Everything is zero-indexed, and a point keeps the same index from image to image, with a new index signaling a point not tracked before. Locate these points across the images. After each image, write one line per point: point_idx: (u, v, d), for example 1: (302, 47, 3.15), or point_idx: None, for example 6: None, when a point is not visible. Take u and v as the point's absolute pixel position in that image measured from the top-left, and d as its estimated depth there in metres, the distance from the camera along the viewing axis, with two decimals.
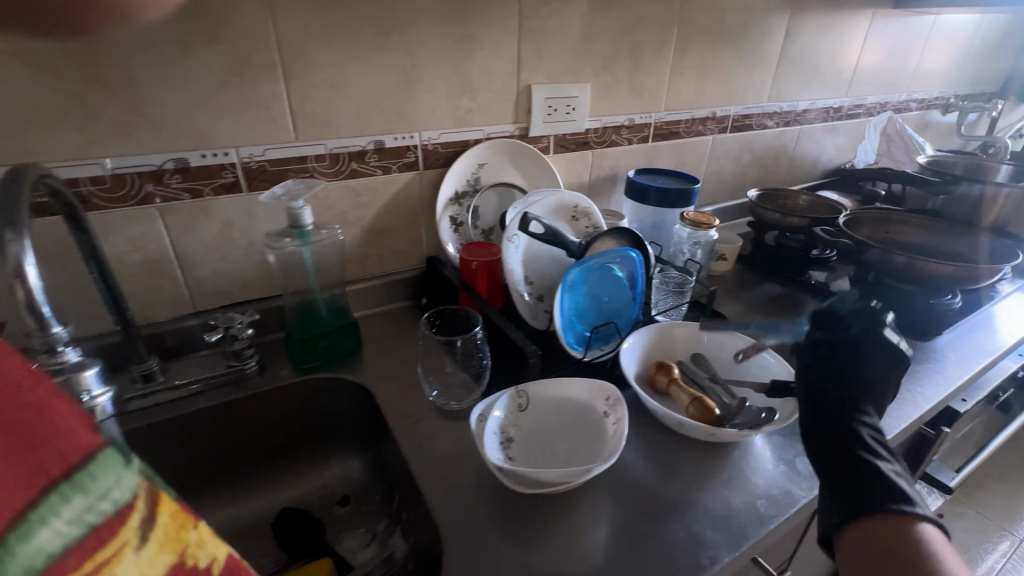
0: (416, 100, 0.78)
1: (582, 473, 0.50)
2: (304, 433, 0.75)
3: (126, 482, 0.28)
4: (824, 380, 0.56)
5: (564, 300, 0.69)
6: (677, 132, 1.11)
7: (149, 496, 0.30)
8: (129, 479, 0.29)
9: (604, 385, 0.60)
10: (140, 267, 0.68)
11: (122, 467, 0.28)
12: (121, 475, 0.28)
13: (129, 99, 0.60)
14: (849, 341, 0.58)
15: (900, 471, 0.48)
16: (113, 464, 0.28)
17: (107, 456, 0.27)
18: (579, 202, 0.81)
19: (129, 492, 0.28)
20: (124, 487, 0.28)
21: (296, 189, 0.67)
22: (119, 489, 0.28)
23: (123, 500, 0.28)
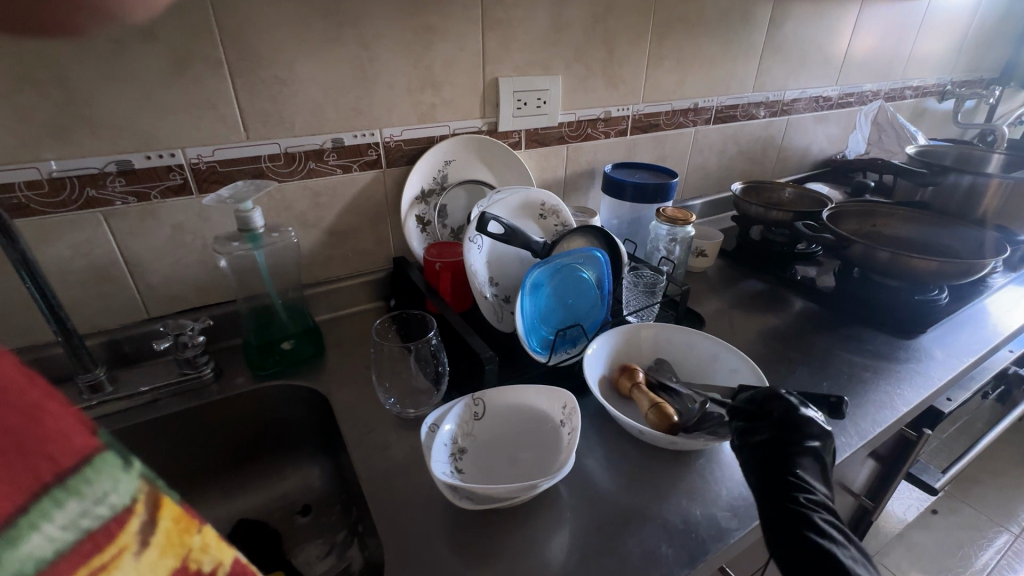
0: (375, 95, 0.75)
1: (529, 487, 0.48)
2: (262, 441, 0.73)
3: (127, 487, 0.20)
4: (759, 465, 0.48)
5: (526, 302, 0.66)
6: (657, 124, 1.08)
7: (157, 497, 0.22)
8: (133, 482, 0.20)
9: (562, 393, 0.58)
10: (86, 273, 0.66)
11: (125, 468, 0.20)
12: (119, 479, 0.20)
13: (63, 99, 0.57)
14: (773, 421, 0.51)
15: (859, 558, 0.40)
16: (113, 467, 0.20)
17: (105, 458, 0.19)
18: (547, 199, 0.78)
19: (131, 496, 0.20)
20: (124, 491, 0.20)
21: (245, 189, 0.64)
22: (117, 495, 0.20)
23: (122, 506, 0.20)
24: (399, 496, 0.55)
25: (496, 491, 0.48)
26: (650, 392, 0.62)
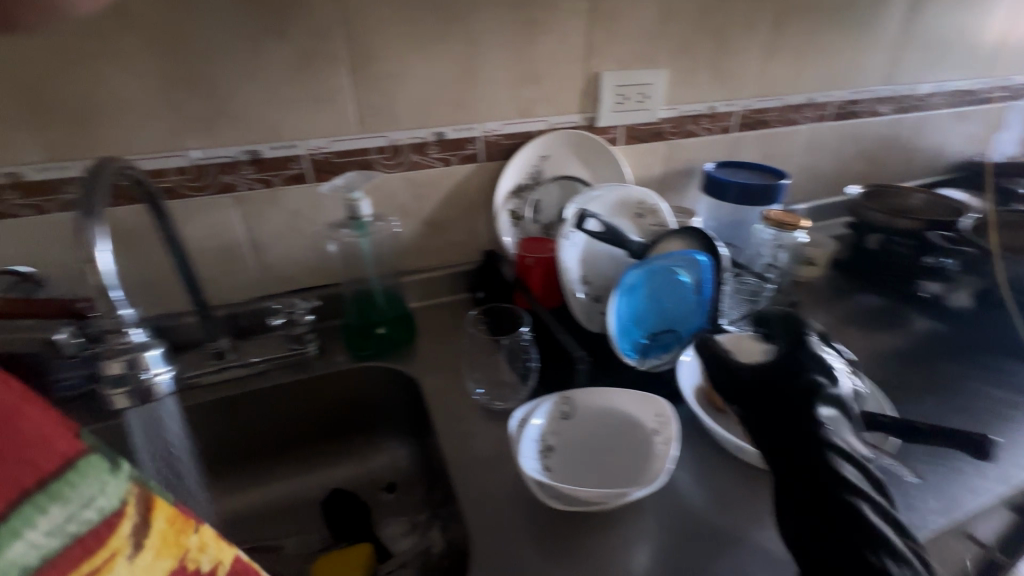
0: (478, 89, 0.76)
1: (620, 494, 0.47)
2: (356, 417, 0.77)
3: (113, 489, 0.27)
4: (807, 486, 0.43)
5: (621, 303, 0.64)
6: (766, 121, 1.00)
7: (150, 500, 0.29)
8: (122, 484, 0.28)
9: (656, 400, 0.56)
10: (217, 251, 0.73)
11: (111, 472, 0.27)
12: (106, 482, 0.27)
13: (208, 94, 0.64)
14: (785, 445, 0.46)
15: None
16: (98, 470, 0.27)
17: (90, 462, 0.27)
18: (645, 198, 0.76)
19: (119, 499, 0.28)
20: (111, 494, 0.27)
21: (358, 180, 0.69)
22: (104, 496, 0.27)
23: (111, 508, 0.27)
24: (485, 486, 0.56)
25: (584, 495, 0.47)
26: (750, 407, 0.58)
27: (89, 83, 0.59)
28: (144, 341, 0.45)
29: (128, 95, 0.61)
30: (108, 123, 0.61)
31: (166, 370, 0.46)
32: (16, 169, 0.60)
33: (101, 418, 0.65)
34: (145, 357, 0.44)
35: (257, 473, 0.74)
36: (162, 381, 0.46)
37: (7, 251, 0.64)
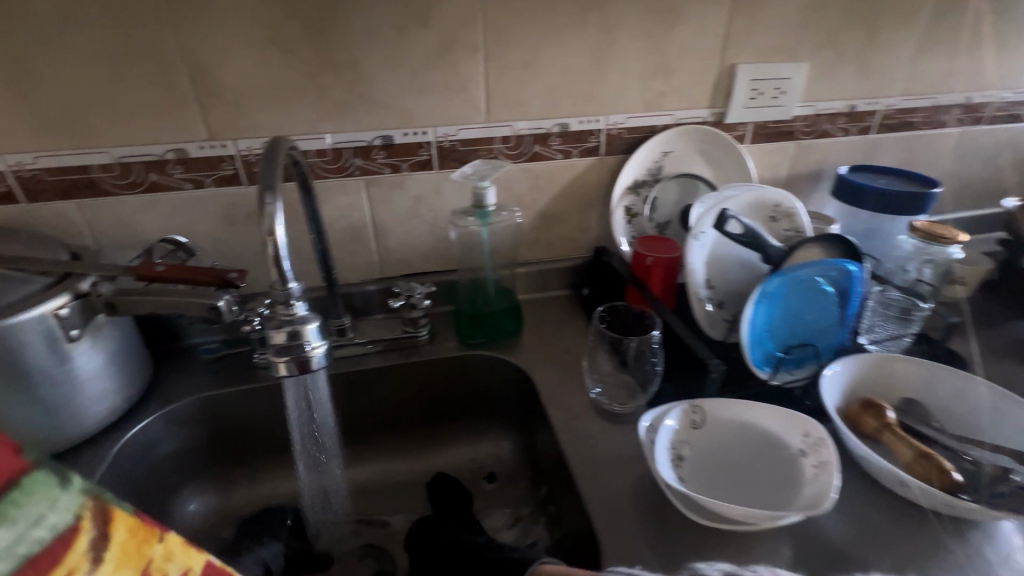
0: (607, 81, 0.74)
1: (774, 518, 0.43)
2: (460, 405, 0.77)
3: (67, 503, 0.30)
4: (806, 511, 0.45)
5: (757, 312, 0.60)
6: (912, 122, 0.91)
7: (106, 512, 0.32)
8: (73, 498, 0.31)
9: (804, 418, 0.51)
10: (344, 232, 0.76)
11: (62, 489, 0.30)
12: (59, 497, 0.30)
13: (353, 81, 0.66)
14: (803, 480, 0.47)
15: None
16: (52, 488, 0.30)
17: (42, 482, 0.29)
18: (782, 200, 0.70)
19: (73, 511, 0.30)
20: (65, 507, 0.30)
21: (486, 169, 0.69)
22: (59, 510, 0.30)
23: (69, 518, 0.30)
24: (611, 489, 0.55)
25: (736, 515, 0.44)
26: (907, 437, 0.53)
27: (252, 67, 0.62)
28: (305, 315, 0.47)
29: (283, 79, 0.64)
30: (262, 105, 0.65)
31: (321, 344, 0.48)
32: (182, 146, 0.65)
33: (239, 382, 0.70)
34: (305, 330, 0.46)
35: (367, 448, 0.76)
36: (317, 354, 0.47)
37: (168, 221, 0.69)
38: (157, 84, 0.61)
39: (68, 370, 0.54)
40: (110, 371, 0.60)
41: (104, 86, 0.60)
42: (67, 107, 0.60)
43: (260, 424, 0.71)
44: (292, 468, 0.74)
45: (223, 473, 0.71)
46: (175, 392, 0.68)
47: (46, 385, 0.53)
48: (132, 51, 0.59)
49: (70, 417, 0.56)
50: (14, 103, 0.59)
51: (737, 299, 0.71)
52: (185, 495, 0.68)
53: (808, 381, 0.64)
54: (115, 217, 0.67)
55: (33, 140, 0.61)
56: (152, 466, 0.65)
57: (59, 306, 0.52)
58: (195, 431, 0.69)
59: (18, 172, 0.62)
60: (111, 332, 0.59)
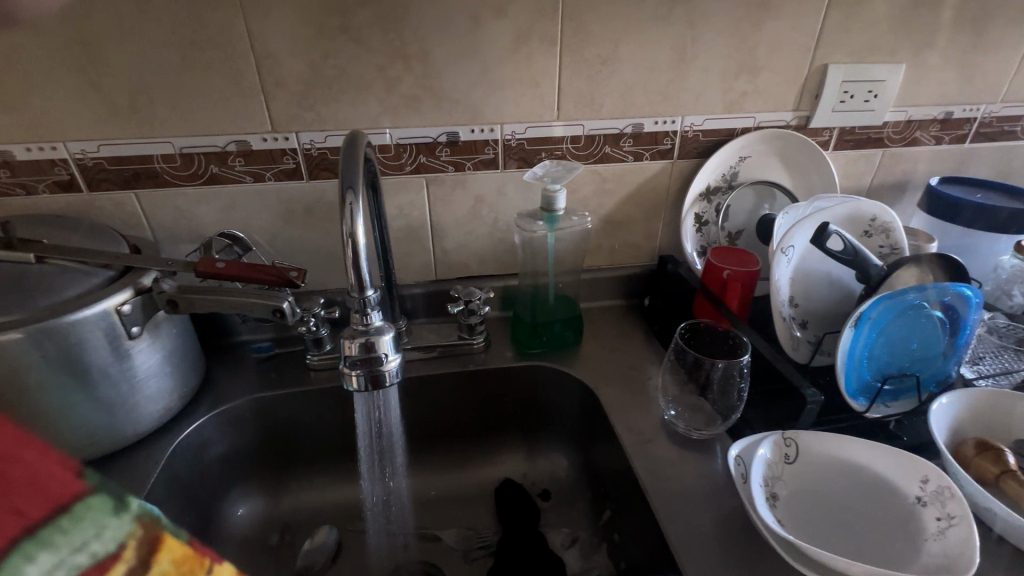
0: (687, 79, 0.69)
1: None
2: (515, 417, 0.74)
3: (113, 533, 0.20)
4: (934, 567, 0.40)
5: (856, 338, 0.55)
6: (1012, 131, 0.83)
7: (154, 537, 0.22)
8: (123, 526, 0.21)
9: (919, 461, 0.46)
10: (402, 232, 0.72)
11: (115, 514, 0.20)
12: (106, 525, 0.20)
13: (422, 73, 0.62)
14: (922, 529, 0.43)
15: None
16: (99, 512, 0.20)
17: (90, 504, 0.20)
18: (878, 214, 0.64)
19: (117, 543, 0.20)
20: (109, 538, 0.20)
21: (557, 172, 0.65)
22: (100, 541, 0.20)
23: (107, 553, 0.20)
24: (692, 525, 0.50)
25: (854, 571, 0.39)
26: None
27: (320, 57, 0.59)
28: (380, 326, 0.44)
29: (351, 70, 0.61)
30: (328, 97, 0.62)
31: (395, 357, 0.44)
32: (244, 137, 0.62)
33: (291, 385, 0.67)
34: (381, 341, 0.43)
35: (417, 457, 0.73)
36: (391, 368, 0.44)
37: (226, 215, 0.67)
38: (224, 72, 0.58)
39: (127, 368, 0.53)
40: (167, 369, 0.58)
41: (170, 74, 0.58)
42: (133, 94, 0.58)
43: (311, 428, 0.69)
44: (341, 475, 0.71)
45: (272, 476, 0.69)
46: (227, 392, 0.66)
47: (105, 383, 0.51)
48: (201, 38, 0.56)
49: (126, 417, 0.55)
50: (80, 89, 0.57)
51: (823, 319, 0.65)
52: (234, 498, 0.66)
53: (905, 414, 0.59)
54: (174, 208, 0.65)
55: (97, 128, 0.59)
56: (203, 468, 0.63)
57: (121, 303, 0.50)
58: (246, 433, 0.67)
59: (81, 161, 0.60)
60: (169, 329, 0.58)
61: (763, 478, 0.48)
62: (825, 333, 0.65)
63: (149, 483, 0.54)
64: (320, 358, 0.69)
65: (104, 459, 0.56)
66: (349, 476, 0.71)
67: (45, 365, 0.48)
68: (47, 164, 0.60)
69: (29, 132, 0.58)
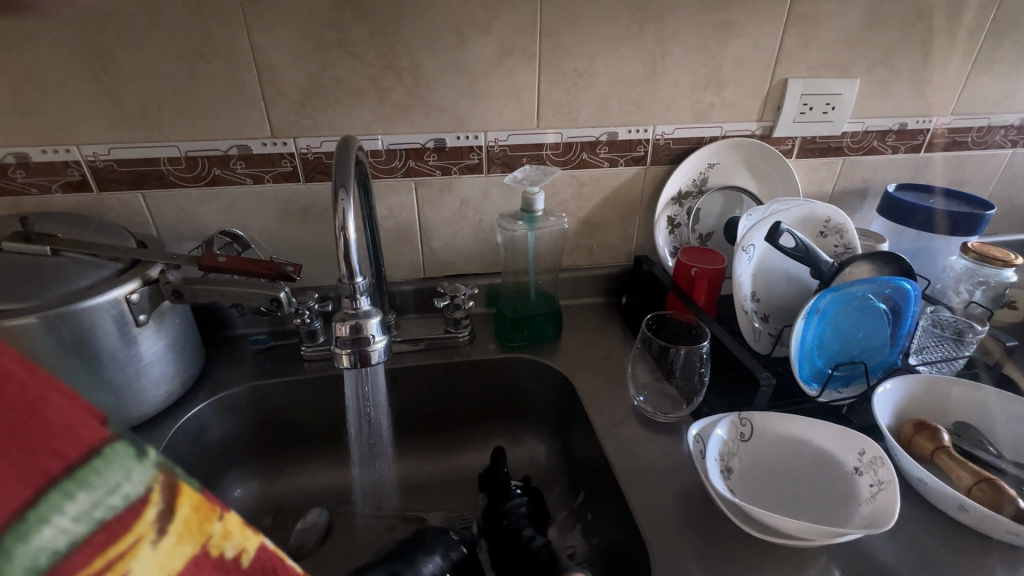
0: (658, 91, 0.74)
1: (834, 534, 0.43)
2: (497, 405, 0.78)
3: (139, 477, 0.22)
4: (859, 524, 0.45)
5: (807, 328, 0.60)
6: (963, 141, 0.89)
7: (174, 484, 0.24)
8: (147, 472, 0.23)
9: (857, 436, 0.50)
10: (392, 231, 0.77)
11: (138, 460, 0.23)
12: (130, 469, 0.22)
13: (412, 84, 0.67)
14: (854, 495, 0.48)
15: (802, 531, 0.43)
16: (124, 458, 0.22)
17: (115, 450, 0.22)
18: (832, 216, 0.70)
19: (144, 486, 0.23)
20: (137, 481, 0.22)
21: (537, 175, 0.70)
22: (129, 484, 0.22)
23: (136, 495, 0.22)
24: (655, 498, 0.55)
25: (795, 528, 0.44)
26: (964, 461, 0.52)
27: (318, 69, 0.65)
28: (368, 310, 0.49)
29: (346, 80, 0.66)
30: (324, 106, 0.67)
31: (382, 338, 0.49)
32: (246, 142, 0.67)
33: (286, 374, 0.71)
34: (368, 324, 0.48)
35: (405, 444, 0.77)
36: (378, 348, 0.49)
37: (226, 214, 0.71)
38: (228, 81, 0.63)
39: (133, 353, 0.57)
40: (170, 356, 0.62)
41: (180, 83, 0.63)
42: (143, 101, 0.63)
43: (304, 415, 0.73)
44: (332, 461, 0.75)
45: (267, 461, 0.73)
46: (226, 380, 0.70)
47: (114, 366, 0.56)
48: (208, 50, 0.61)
49: (132, 399, 0.59)
50: (95, 97, 0.62)
51: (782, 313, 0.70)
52: (231, 481, 0.70)
53: (856, 399, 0.64)
54: (178, 208, 0.70)
55: (110, 132, 0.64)
56: (202, 451, 0.67)
57: (130, 292, 0.55)
58: (242, 419, 0.70)
59: (93, 162, 0.65)
60: (173, 319, 0.62)
61: (720, 453, 0.52)
62: (783, 326, 0.70)
63: None
64: (313, 349, 0.73)
65: None
66: (340, 462, 0.75)
67: (59, 349, 0.52)
68: (61, 165, 0.64)
69: (45, 135, 0.63)
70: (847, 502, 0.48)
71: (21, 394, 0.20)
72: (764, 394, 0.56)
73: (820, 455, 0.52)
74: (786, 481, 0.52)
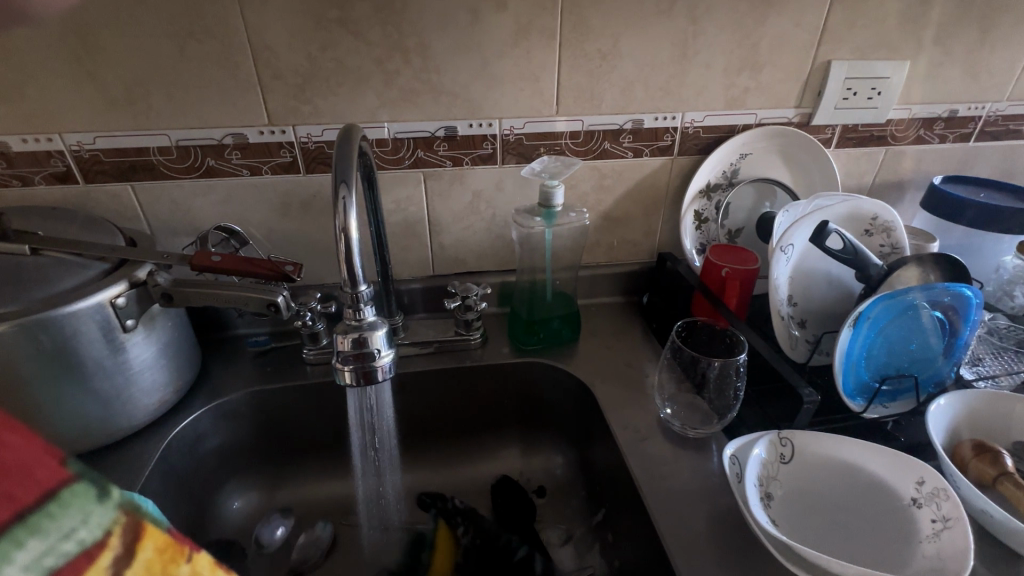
0: (688, 75, 0.68)
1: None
2: (511, 412, 0.74)
3: (99, 519, 0.19)
4: (920, 567, 0.41)
5: (854, 339, 0.54)
6: (1017, 130, 0.82)
7: (139, 525, 0.20)
8: (109, 513, 0.19)
9: (914, 462, 0.46)
10: (399, 226, 0.72)
11: (98, 501, 0.19)
12: (89, 512, 0.18)
13: (420, 66, 0.62)
14: (910, 530, 0.43)
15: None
16: (83, 500, 0.18)
17: (72, 491, 0.18)
18: (879, 213, 0.64)
19: (103, 530, 0.19)
20: (95, 525, 0.19)
21: (556, 167, 0.65)
22: (86, 529, 0.18)
23: (92, 541, 0.18)
24: (685, 523, 0.50)
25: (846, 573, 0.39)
26: None
27: (318, 50, 0.59)
28: (373, 321, 0.44)
29: (348, 63, 0.60)
30: (326, 90, 0.61)
31: (389, 352, 0.45)
32: (241, 130, 0.62)
33: (287, 379, 0.67)
34: (373, 337, 0.43)
35: (413, 451, 0.73)
36: (384, 363, 0.44)
37: (222, 208, 0.66)
38: (221, 64, 0.58)
39: (122, 360, 0.53)
40: (162, 362, 0.58)
41: (168, 66, 0.57)
42: (130, 86, 0.58)
43: (307, 422, 0.69)
44: (336, 469, 0.71)
45: (268, 469, 0.69)
46: (223, 386, 0.66)
47: (100, 375, 0.51)
48: (198, 30, 0.56)
49: (121, 409, 0.55)
50: (78, 82, 0.57)
51: (822, 319, 0.64)
52: (231, 490, 0.67)
53: (902, 415, 0.58)
54: (170, 201, 0.65)
55: (95, 120, 0.59)
56: (198, 460, 0.63)
57: (116, 296, 0.50)
58: (241, 426, 0.67)
59: (77, 152, 0.60)
60: (165, 322, 0.58)
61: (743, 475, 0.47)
62: (823, 333, 0.64)
63: (144, 474, 0.54)
64: (315, 352, 0.69)
65: (102, 451, 0.57)
66: (345, 470, 0.71)
67: (40, 357, 0.47)
68: (44, 155, 0.60)
69: (25, 123, 0.58)
70: (902, 537, 0.43)
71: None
72: (806, 412, 0.51)
73: (871, 481, 0.47)
74: (830, 511, 0.47)
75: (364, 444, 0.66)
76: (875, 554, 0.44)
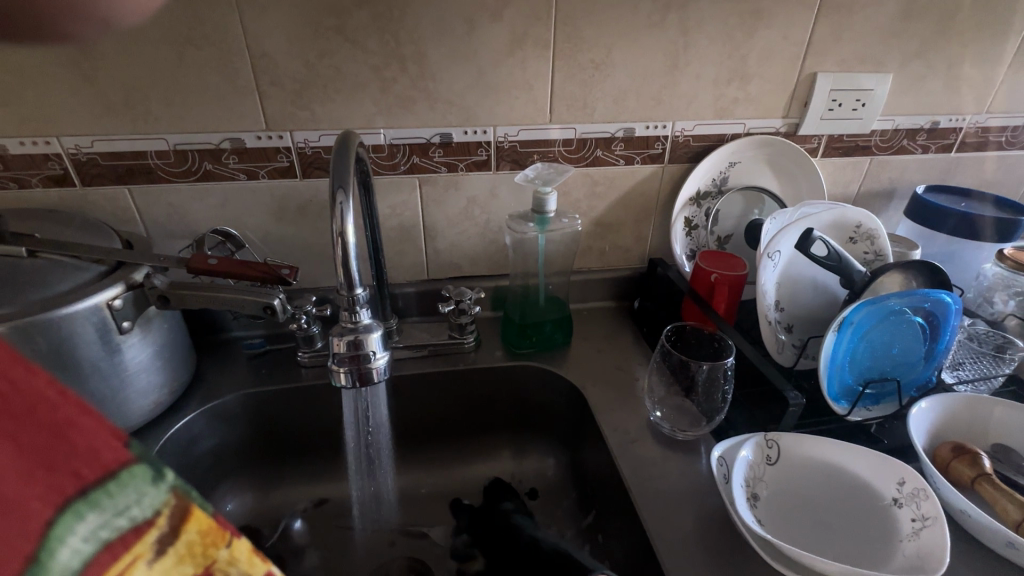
0: (679, 85, 0.69)
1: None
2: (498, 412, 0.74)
3: (149, 502, 0.20)
4: (902, 565, 0.42)
5: (839, 343, 0.56)
6: (997, 141, 0.84)
7: (187, 508, 0.22)
8: (160, 496, 0.21)
9: (896, 464, 0.47)
10: (394, 231, 0.73)
11: (152, 483, 0.20)
12: (142, 493, 0.20)
13: (417, 74, 0.63)
14: (892, 530, 0.45)
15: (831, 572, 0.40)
16: (139, 481, 0.20)
17: (130, 474, 0.20)
18: (863, 221, 0.66)
19: (152, 511, 0.20)
20: (145, 506, 0.20)
21: (549, 174, 0.66)
22: (139, 507, 0.20)
23: (142, 519, 0.20)
24: (674, 524, 0.51)
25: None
26: (1010, 491, 0.48)
27: (316, 57, 0.60)
28: (369, 324, 0.45)
29: (346, 70, 0.61)
30: (323, 96, 0.62)
31: (384, 355, 0.45)
32: (239, 135, 0.63)
33: (281, 381, 0.68)
34: (369, 339, 0.44)
35: (407, 454, 0.74)
36: (379, 366, 0.45)
37: (219, 212, 0.67)
38: (220, 70, 0.59)
39: (117, 362, 0.53)
40: (158, 364, 0.58)
41: (167, 71, 0.58)
42: (128, 91, 0.58)
43: (300, 424, 0.69)
44: (330, 472, 0.71)
45: (261, 472, 0.70)
46: (218, 388, 0.66)
47: (96, 376, 0.52)
48: (198, 36, 0.57)
49: (116, 411, 0.55)
50: (78, 86, 0.57)
51: (807, 324, 0.66)
52: (224, 493, 0.67)
53: (886, 418, 0.60)
54: (167, 204, 0.66)
55: (93, 123, 0.59)
56: (192, 462, 0.63)
57: (113, 298, 0.51)
58: (235, 428, 0.67)
59: (75, 155, 0.61)
60: (161, 324, 0.58)
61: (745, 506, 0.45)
62: (809, 337, 0.65)
63: None
64: (310, 355, 0.69)
65: None
66: (338, 473, 0.72)
67: (36, 359, 0.48)
68: (41, 158, 0.60)
69: (23, 126, 0.58)
70: (885, 537, 0.45)
71: (33, 413, 0.18)
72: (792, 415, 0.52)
73: (854, 482, 0.48)
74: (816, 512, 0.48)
75: (359, 454, 0.66)
76: (859, 553, 0.45)
